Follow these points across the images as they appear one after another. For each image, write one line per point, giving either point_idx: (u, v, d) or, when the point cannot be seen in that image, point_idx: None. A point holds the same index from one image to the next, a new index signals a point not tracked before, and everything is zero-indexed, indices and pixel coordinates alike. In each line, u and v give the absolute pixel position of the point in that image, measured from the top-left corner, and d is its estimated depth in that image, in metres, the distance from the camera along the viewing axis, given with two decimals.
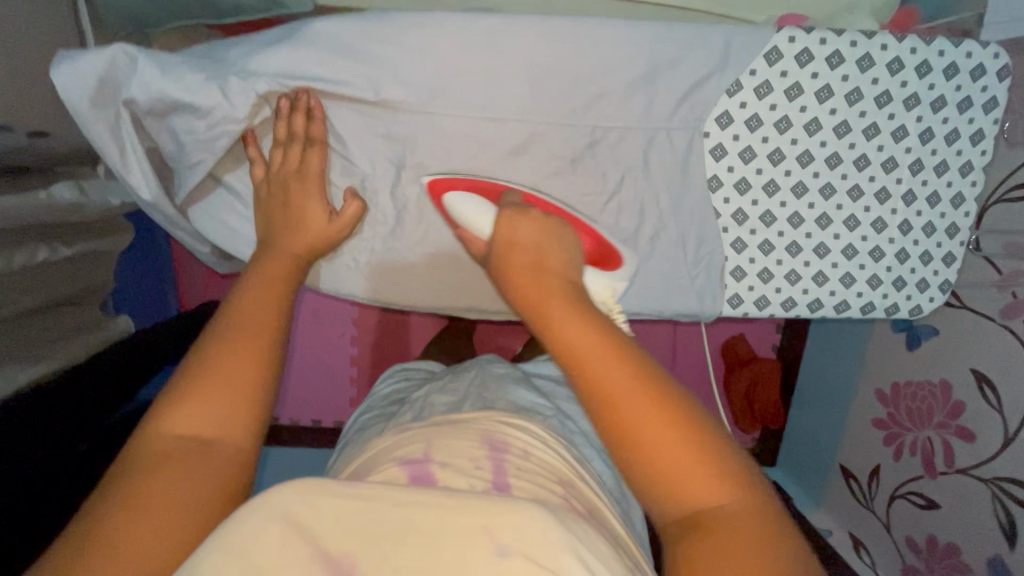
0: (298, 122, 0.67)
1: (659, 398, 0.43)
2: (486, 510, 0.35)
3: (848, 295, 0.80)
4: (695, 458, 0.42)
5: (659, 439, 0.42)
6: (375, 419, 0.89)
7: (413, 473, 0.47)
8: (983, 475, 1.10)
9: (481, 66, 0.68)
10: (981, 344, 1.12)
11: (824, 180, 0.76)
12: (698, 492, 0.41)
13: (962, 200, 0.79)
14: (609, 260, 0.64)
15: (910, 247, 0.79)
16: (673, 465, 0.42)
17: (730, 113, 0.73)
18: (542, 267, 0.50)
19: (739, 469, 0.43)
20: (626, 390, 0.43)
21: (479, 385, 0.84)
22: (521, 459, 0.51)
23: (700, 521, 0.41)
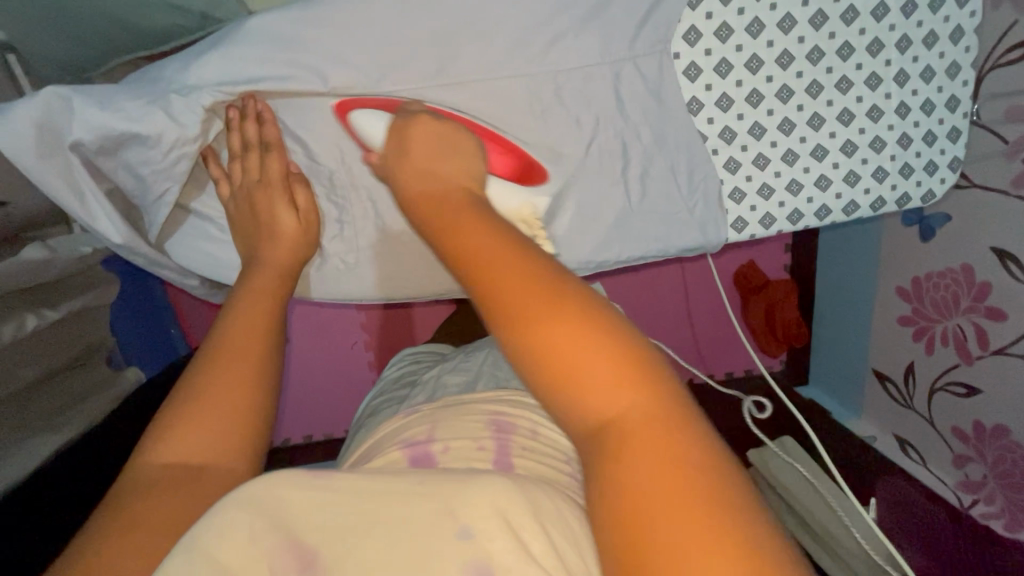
0: (251, 129, 0.65)
1: (568, 304, 0.40)
2: (456, 491, 0.38)
3: (856, 194, 0.75)
4: (605, 363, 0.38)
5: (567, 344, 0.38)
6: (387, 402, 0.90)
7: (412, 456, 0.57)
8: (1020, 351, 1.08)
9: (425, 32, 0.64)
10: (998, 218, 1.08)
11: (809, 79, 0.71)
12: (608, 399, 0.37)
13: (958, 68, 0.72)
14: (532, 172, 0.71)
15: (912, 131, 0.74)
16: (580, 372, 0.38)
17: (697, 28, 0.68)
18: (452, 199, 0.51)
19: (653, 366, 0.39)
20: (534, 300, 0.40)
21: (491, 363, 0.88)
22: (526, 439, 0.62)
23: (613, 429, 0.36)
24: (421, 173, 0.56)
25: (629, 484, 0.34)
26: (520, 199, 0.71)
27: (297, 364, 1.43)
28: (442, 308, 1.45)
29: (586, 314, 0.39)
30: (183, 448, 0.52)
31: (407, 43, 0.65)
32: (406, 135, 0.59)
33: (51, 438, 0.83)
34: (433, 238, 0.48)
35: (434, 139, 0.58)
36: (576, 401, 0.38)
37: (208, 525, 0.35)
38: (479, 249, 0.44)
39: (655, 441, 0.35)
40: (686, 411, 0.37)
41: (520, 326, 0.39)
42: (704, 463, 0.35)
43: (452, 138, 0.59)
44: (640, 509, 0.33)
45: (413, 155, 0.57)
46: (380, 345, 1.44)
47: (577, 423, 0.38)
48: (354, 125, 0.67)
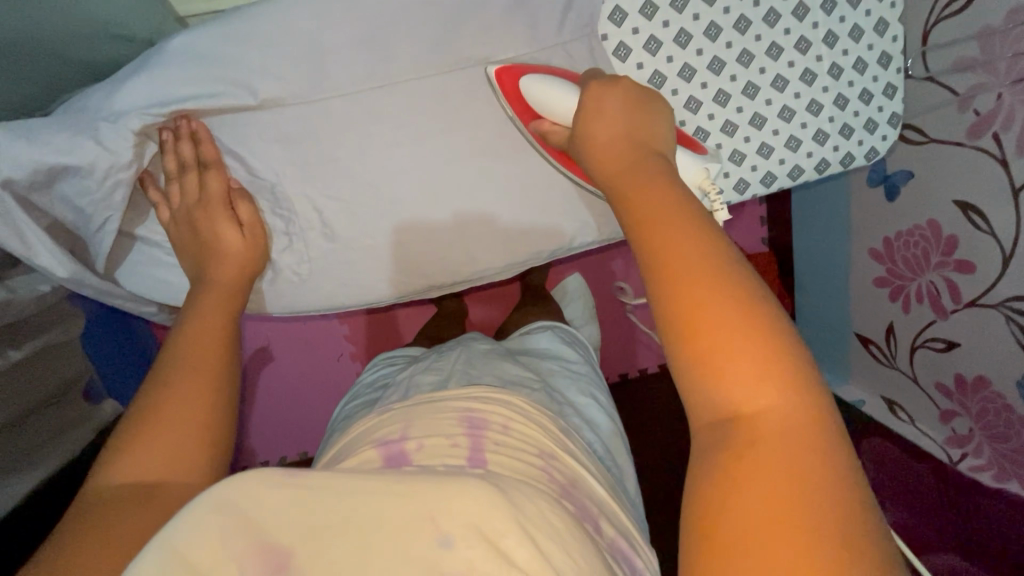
0: (186, 149, 0.65)
1: (733, 299, 0.39)
2: (433, 495, 0.38)
3: (798, 158, 0.75)
4: (757, 361, 0.37)
5: (718, 334, 0.38)
6: (360, 407, 0.90)
7: (387, 456, 0.57)
8: (992, 301, 1.08)
9: (354, 37, 0.65)
10: (957, 171, 1.09)
11: (739, 48, 0.70)
12: (746, 395, 0.37)
13: (887, 24, 0.72)
14: (693, 145, 0.69)
15: (847, 91, 0.73)
16: (729, 361, 0.38)
17: (621, 7, 0.68)
18: (642, 169, 0.50)
19: (804, 383, 0.38)
20: (699, 283, 0.40)
21: (464, 363, 0.87)
22: (499, 435, 0.62)
23: (747, 427, 0.36)
24: (606, 134, 0.55)
25: (741, 476, 0.35)
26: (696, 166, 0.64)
27: (280, 382, 1.43)
28: (424, 310, 1.45)
29: (747, 312, 0.39)
30: (137, 459, 0.51)
31: (335, 51, 0.66)
32: (598, 101, 0.57)
33: (29, 475, 0.82)
34: (620, 203, 0.49)
35: (629, 112, 0.55)
36: (711, 387, 0.38)
37: (185, 516, 0.34)
38: (658, 221, 0.44)
39: (784, 451, 0.35)
40: (828, 431, 0.36)
41: (674, 308, 0.40)
42: (831, 488, 0.33)
43: (647, 108, 0.56)
44: (744, 503, 0.34)
45: (604, 123, 0.55)
46: (365, 355, 1.44)
47: (705, 408, 0.39)
48: (524, 91, 0.65)
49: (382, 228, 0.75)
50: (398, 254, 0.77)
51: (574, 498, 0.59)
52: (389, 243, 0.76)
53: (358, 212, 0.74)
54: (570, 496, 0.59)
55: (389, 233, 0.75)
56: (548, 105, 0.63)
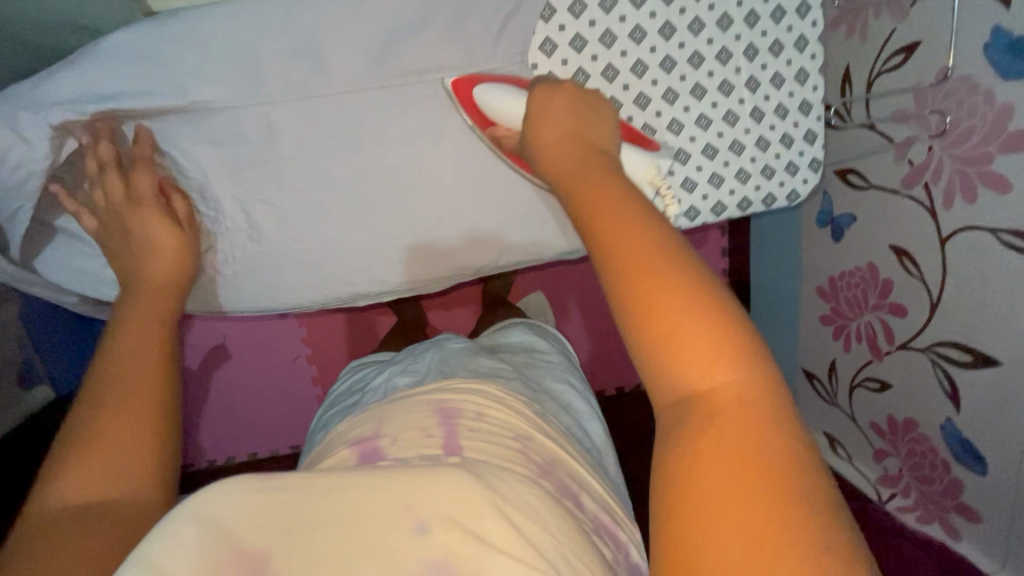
0: (105, 150, 0.65)
1: (679, 275, 0.39)
2: (411, 486, 0.40)
3: (721, 195, 0.78)
4: (714, 338, 0.37)
5: (678, 313, 0.38)
6: (338, 411, 0.90)
7: (360, 453, 0.57)
8: (920, 345, 1.11)
9: (288, 45, 0.66)
10: (894, 218, 1.12)
11: (664, 86, 0.73)
12: (703, 371, 0.37)
13: (807, 74, 0.75)
14: (642, 141, 0.73)
15: (768, 134, 0.77)
16: (684, 340, 0.37)
17: (551, 38, 0.70)
18: (588, 160, 0.53)
19: (758, 357, 0.38)
20: (647, 262, 0.40)
21: (440, 360, 0.86)
22: (472, 422, 0.61)
23: (704, 404, 0.37)
24: (549, 130, 0.58)
25: (706, 452, 0.35)
26: (643, 158, 0.69)
27: (235, 382, 1.39)
28: (381, 316, 1.42)
29: (696, 289, 0.39)
30: (87, 480, 0.46)
31: (273, 59, 0.67)
32: (545, 105, 0.60)
33: None
34: (571, 197, 0.49)
35: (571, 103, 0.60)
36: (673, 368, 0.38)
37: (155, 541, 0.35)
38: (606, 208, 0.45)
39: (741, 425, 0.35)
40: (782, 405, 0.37)
41: (630, 290, 0.40)
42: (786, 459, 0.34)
43: (593, 119, 0.59)
44: (706, 478, 0.34)
45: (552, 136, 0.57)
46: (323, 358, 1.42)
47: (666, 387, 0.38)
48: (476, 99, 0.68)
49: (312, 233, 0.76)
50: (325, 260, 0.78)
51: (554, 477, 0.59)
52: (316, 249, 0.77)
53: (285, 217, 0.75)
54: (549, 474, 0.59)
55: (316, 239, 0.76)
56: (498, 110, 0.67)
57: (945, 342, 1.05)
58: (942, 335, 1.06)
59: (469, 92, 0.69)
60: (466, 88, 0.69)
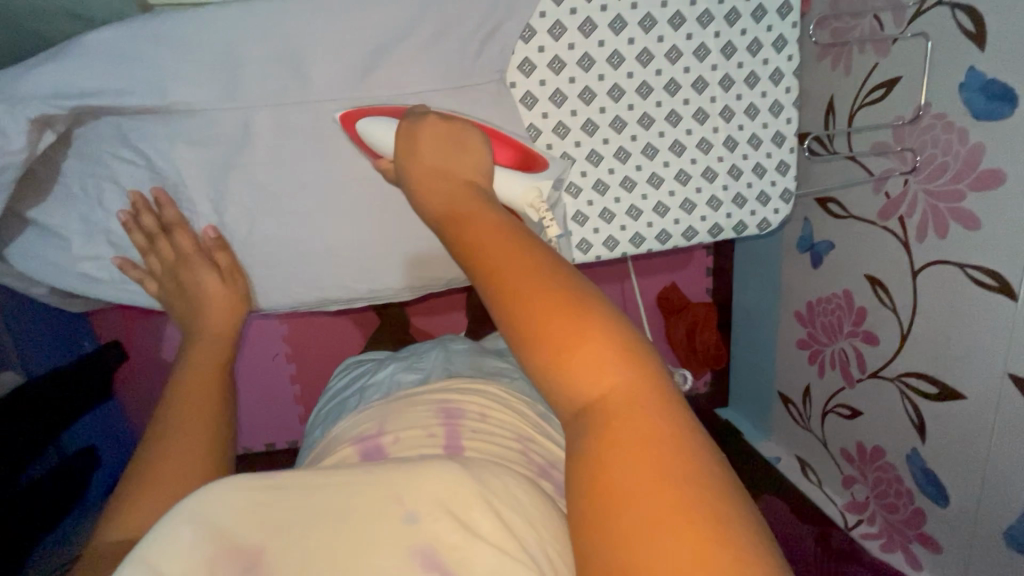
0: (148, 220, 0.72)
1: (554, 291, 0.39)
2: (404, 480, 0.42)
3: (692, 220, 0.79)
4: (598, 346, 0.37)
5: (560, 325, 0.37)
6: (334, 407, 0.90)
7: (363, 451, 0.60)
8: (890, 375, 1.12)
9: (270, 52, 0.67)
10: (870, 248, 1.14)
11: (640, 111, 0.74)
12: (596, 380, 0.37)
13: (780, 107, 0.77)
14: (531, 161, 0.67)
15: (741, 163, 0.78)
16: (574, 353, 0.37)
17: (531, 59, 0.71)
18: (462, 192, 0.51)
19: (641, 356, 0.38)
20: (522, 283, 0.39)
21: (444, 360, 0.87)
22: (476, 422, 0.65)
23: (603, 413, 0.36)
24: (426, 158, 0.55)
25: (609, 462, 0.34)
26: (525, 184, 0.63)
27: None
28: (363, 316, 1.40)
29: (569, 300, 0.39)
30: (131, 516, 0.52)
31: (255, 65, 0.67)
32: (411, 138, 0.58)
33: None
34: (443, 227, 0.47)
35: (441, 137, 0.57)
36: (567, 381, 0.37)
37: (157, 537, 0.36)
38: (477, 235, 0.44)
39: (640, 427, 0.35)
40: (672, 400, 0.37)
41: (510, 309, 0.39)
42: (684, 456, 0.34)
43: (459, 138, 0.56)
44: (615, 490, 0.33)
45: (430, 162, 0.55)
46: (303, 356, 1.39)
47: (565, 401, 0.38)
48: (362, 133, 0.67)
49: (285, 237, 0.76)
50: (298, 265, 0.78)
51: (552, 476, 0.63)
52: (289, 253, 0.77)
53: (259, 220, 0.75)
54: (547, 475, 0.63)
55: (290, 243, 0.77)
56: (381, 145, 0.65)
57: (913, 373, 1.07)
58: (911, 367, 1.07)
59: (357, 123, 0.68)
60: (354, 119, 0.69)
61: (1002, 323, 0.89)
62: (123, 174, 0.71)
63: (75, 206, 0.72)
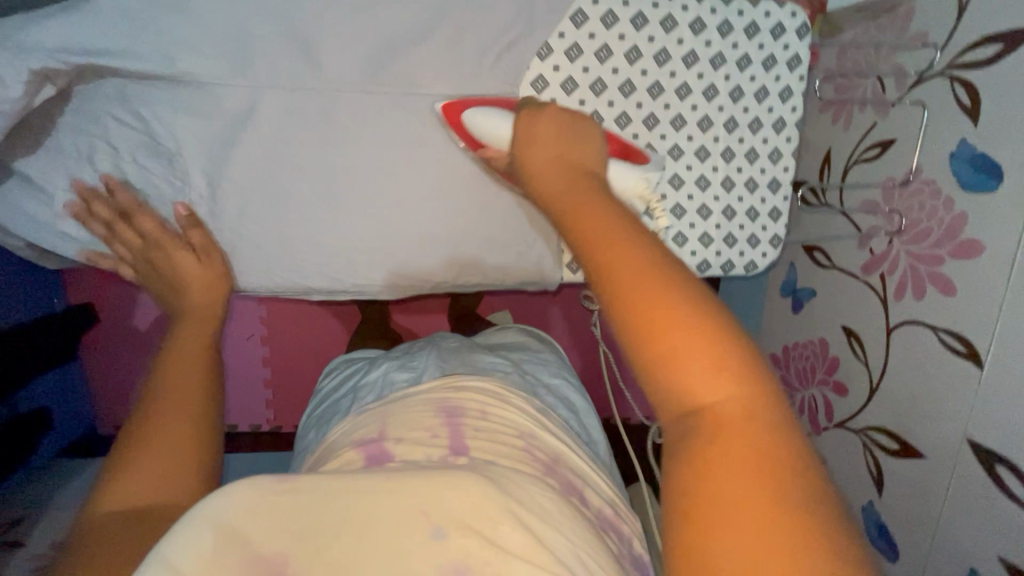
0: (103, 206, 0.71)
1: (669, 292, 0.39)
2: (423, 491, 0.43)
3: (683, 254, 0.80)
4: (712, 354, 0.37)
5: (686, 337, 0.38)
6: (325, 411, 0.88)
7: (367, 454, 0.58)
8: (855, 427, 1.15)
9: (287, 36, 0.67)
10: (849, 301, 1.17)
11: (645, 141, 0.75)
12: (704, 388, 0.37)
13: (779, 155, 0.79)
14: (632, 155, 0.71)
15: (736, 204, 0.80)
16: (686, 358, 0.37)
17: (544, 76, 0.72)
18: (570, 179, 0.54)
19: (760, 373, 0.38)
20: (637, 279, 0.40)
21: (438, 358, 0.84)
22: (477, 421, 0.64)
23: (708, 422, 0.36)
24: (534, 149, 0.61)
25: (713, 473, 0.35)
26: (635, 175, 0.68)
27: None
28: (346, 310, 1.39)
29: (699, 311, 0.39)
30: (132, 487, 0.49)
31: (271, 46, 0.67)
32: (529, 129, 0.64)
33: None
34: (556, 215, 0.50)
35: (559, 130, 0.62)
36: (674, 385, 0.38)
37: (179, 536, 0.38)
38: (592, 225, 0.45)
39: (747, 442, 0.36)
40: (781, 416, 0.37)
41: (638, 316, 0.39)
42: (789, 470, 0.35)
43: (575, 123, 0.62)
44: (731, 505, 0.34)
45: (537, 151, 0.60)
46: (278, 342, 1.36)
47: (667, 404, 0.38)
48: (467, 125, 0.70)
49: (277, 221, 0.76)
50: (287, 250, 0.77)
51: (558, 475, 0.61)
52: (279, 237, 0.76)
53: (254, 200, 0.74)
54: (554, 473, 0.61)
55: (282, 228, 0.76)
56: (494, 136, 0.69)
57: (877, 427, 1.09)
58: (876, 421, 1.10)
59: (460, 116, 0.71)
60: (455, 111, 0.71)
61: (966, 389, 0.92)
62: (119, 136, 0.70)
63: (65, 161, 0.70)
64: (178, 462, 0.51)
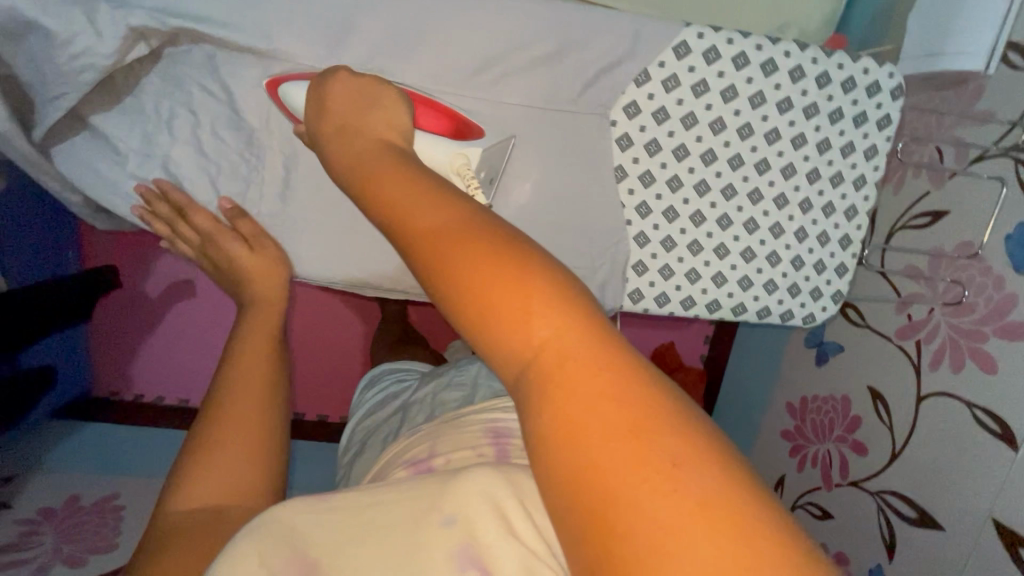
0: (163, 209, 0.71)
1: (467, 233, 0.35)
2: (443, 487, 0.38)
3: (746, 297, 0.81)
4: (520, 288, 0.32)
5: (488, 279, 0.33)
6: (378, 427, 0.84)
7: (415, 469, 0.54)
8: (870, 488, 1.15)
9: (387, 28, 0.65)
10: (879, 362, 1.17)
11: (726, 181, 0.76)
12: (523, 331, 0.32)
13: (855, 213, 0.79)
14: (465, 132, 0.67)
15: (805, 255, 0.80)
16: (497, 300, 0.32)
17: (638, 104, 0.72)
18: (381, 145, 0.48)
19: (573, 295, 0.33)
20: (436, 229, 0.35)
21: (488, 376, 0.83)
22: (526, 442, 0.58)
23: (541, 371, 0.31)
24: (340, 111, 0.53)
25: (561, 437, 0.29)
26: (452, 151, 0.64)
27: (187, 323, 1.28)
28: (368, 306, 1.34)
29: (491, 244, 0.34)
30: (196, 486, 0.51)
31: (366, 34, 0.65)
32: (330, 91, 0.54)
33: None
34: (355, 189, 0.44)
35: (355, 93, 0.54)
36: (500, 335, 0.32)
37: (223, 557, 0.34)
38: (384, 190, 0.41)
39: (585, 382, 0.30)
40: (612, 340, 0.32)
41: (437, 266, 0.35)
42: (639, 402, 0.29)
43: (375, 92, 0.53)
44: (576, 461, 0.28)
45: (336, 106, 0.53)
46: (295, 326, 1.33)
47: (502, 362, 0.33)
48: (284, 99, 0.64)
49: (345, 210, 0.74)
50: (349, 240, 0.75)
51: None
52: (344, 227, 0.75)
53: (324, 186, 0.72)
54: None
55: (349, 217, 0.74)
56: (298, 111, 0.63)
57: (895, 492, 1.09)
58: (894, 485, 1.10)
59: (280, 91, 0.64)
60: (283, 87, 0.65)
61: (996, 468, 0.92)
62: (201, 105, 0.67)
63: (142, 123, 0.68)
64: (243, 469, 0.54)
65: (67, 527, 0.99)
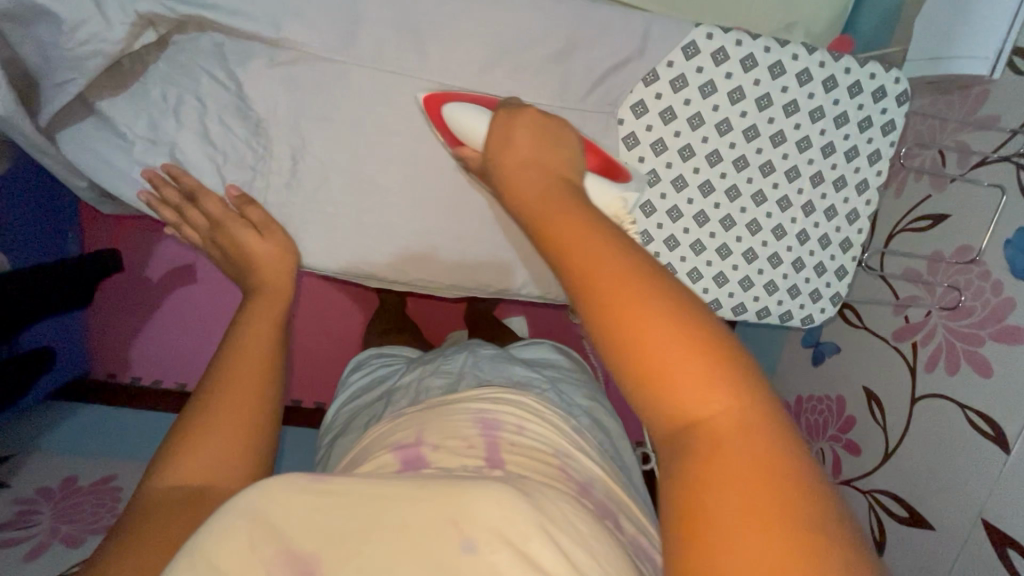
0: (169, 192, 0.70)
1: (649, 301, 0.37)
2: (455, 496, 0.34)
3: (746, 298, 0.82)
4: (699, 365, 0.36)
5: (669, 350, 0.36)
6: (364, 410, 0.84)
7: (404, 458, 0.52)
8: (863, 487, 1.17)
9: (397, 20, 0.65)
10: (875, 363, 1.18)
11: (730, 182, 0.76)
12: (693, 401, 0.35)
13: (856, 216, 0.80)
14: (615, 172, 0.65)
15: (806, 258, 0.81)
16: (672, 370, 0.36)
17: (645, 102, 0.72)
18: (546, 178, 0.49)
19: (747, 377, 0.36)
20: (623, 289, 0.38)
21: (473, 363, 0.82)
22: (515, 436, 0.57)
23: (699, 438, 0.35)
24: (512, 153, 0.53)
25: (707, 497, 0.33)
26: (611, 193, 0.61)
27: (186, 309, 1.28)
28: (367, 295, 1.34)
29: (679, 316, 0.37)
30: (184, 466, 0.51)
31: (376, 26, 0.65)
32: (507, 128, 0.55)
33: None
34: (529, 221, 0.45)
35: (535, 136, 0.54)
36: (663, 397, 0.36)
37: (210, 530, 0.33)
38: (562, 227, 0.42)
39: (735, 454, 0.34)
40: (774, 424, 0.35)
41: (595, 303, 0.38)
42: (783, 481, 0.33)
43: (557, 133, 0.54)
44: (716, 521, 0.32)
45: (514, 147, 0.54)
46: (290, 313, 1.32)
47: (656, 418, 0.37)
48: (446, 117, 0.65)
49: (350, 201, 0.74)
50: (354, 233, 0.76)
51: (592, 496, 0.55)
52: (349, 219, 0.75)
53: (330, 178, 0.72)
54: (589, 495, 0.55)
55: (353, 209, 0.74)
56: (467, 133, 0.63)
57: (887, 492, 1.11)
58: (887, 485, 1.11)
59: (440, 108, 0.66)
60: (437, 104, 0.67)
61: (987, 470, 0.93)
62: (208, 93, 0.67)
63: (148, 110, 0.68)
64: (231, 453, 0.53)
65: (64, 507, 0.98)
